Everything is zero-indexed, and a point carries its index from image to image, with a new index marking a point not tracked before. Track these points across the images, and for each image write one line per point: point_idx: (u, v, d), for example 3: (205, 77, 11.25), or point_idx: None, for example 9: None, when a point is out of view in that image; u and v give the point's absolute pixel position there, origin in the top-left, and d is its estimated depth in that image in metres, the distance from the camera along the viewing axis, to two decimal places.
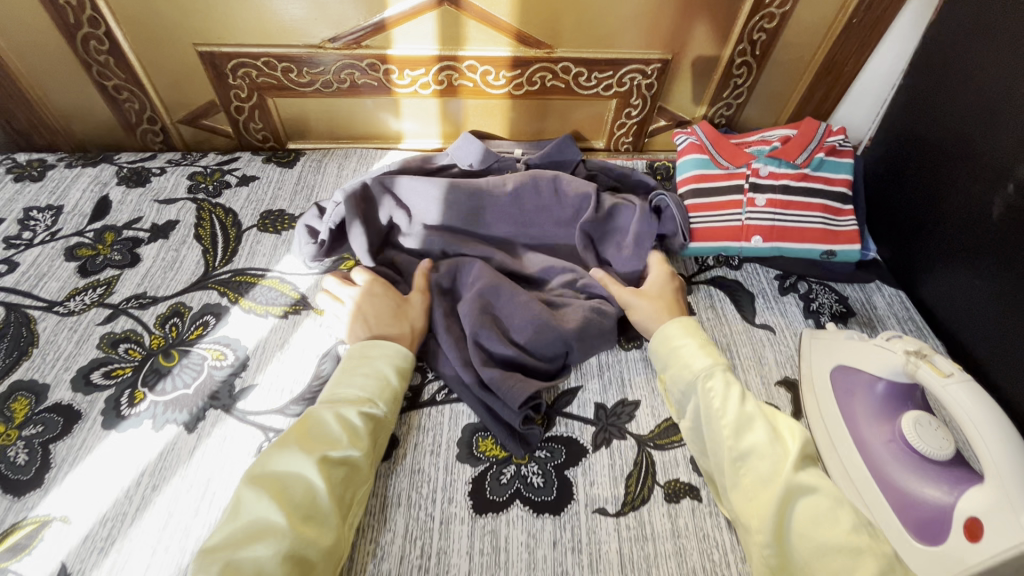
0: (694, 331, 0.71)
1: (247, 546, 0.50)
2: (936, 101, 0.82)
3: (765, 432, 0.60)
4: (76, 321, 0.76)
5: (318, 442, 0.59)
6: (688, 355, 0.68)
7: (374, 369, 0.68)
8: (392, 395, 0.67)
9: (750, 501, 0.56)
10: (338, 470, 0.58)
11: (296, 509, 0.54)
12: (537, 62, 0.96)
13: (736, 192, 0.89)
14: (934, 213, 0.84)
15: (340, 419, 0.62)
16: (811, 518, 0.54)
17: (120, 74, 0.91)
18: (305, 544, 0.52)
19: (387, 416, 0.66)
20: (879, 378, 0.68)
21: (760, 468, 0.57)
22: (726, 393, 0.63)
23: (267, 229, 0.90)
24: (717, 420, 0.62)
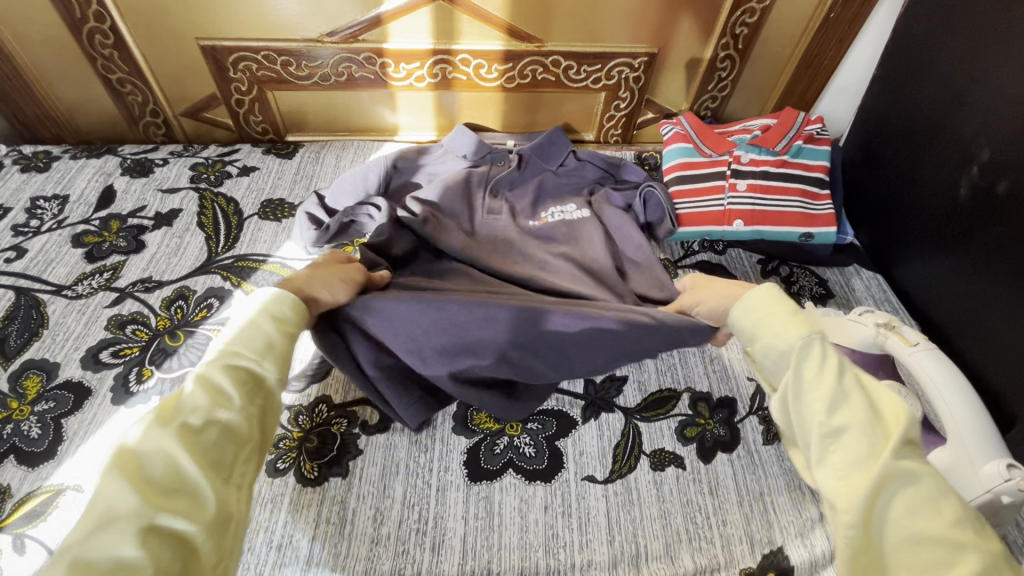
0: (783, 300, 0.59)
1: (94, 538, 0.40)
2: (908, 89, 0.86)
3: (864, 410, 0.51)
4: (84, 303, 0.79)
5: (179, 411, 0.48)
6: (778, 324, 0.57)
7: (248, 321, 0.56)
8: (270, 345, 0.55)
9: (840, 483, 0.48)
10: (208, 434, 0.48)
11: (156, 487, 0.44)
12: (529, 56, 0.99)
13: (718, 178, 0.93)
14: (907, 197, 0.88)
15: (207, 379, 0.51)
16: (909, 507, 0.46)
17: (123, 68, 0.94)
18: (168, 525, 0.42)
19: (267, 367, 0.54)
20: (851, 350, 0.71)
21: (856, 448, 0.49)
22: (817, 369, 0.53)
23: (268, 217, 0.93)
24: (807, 394, 0.53)
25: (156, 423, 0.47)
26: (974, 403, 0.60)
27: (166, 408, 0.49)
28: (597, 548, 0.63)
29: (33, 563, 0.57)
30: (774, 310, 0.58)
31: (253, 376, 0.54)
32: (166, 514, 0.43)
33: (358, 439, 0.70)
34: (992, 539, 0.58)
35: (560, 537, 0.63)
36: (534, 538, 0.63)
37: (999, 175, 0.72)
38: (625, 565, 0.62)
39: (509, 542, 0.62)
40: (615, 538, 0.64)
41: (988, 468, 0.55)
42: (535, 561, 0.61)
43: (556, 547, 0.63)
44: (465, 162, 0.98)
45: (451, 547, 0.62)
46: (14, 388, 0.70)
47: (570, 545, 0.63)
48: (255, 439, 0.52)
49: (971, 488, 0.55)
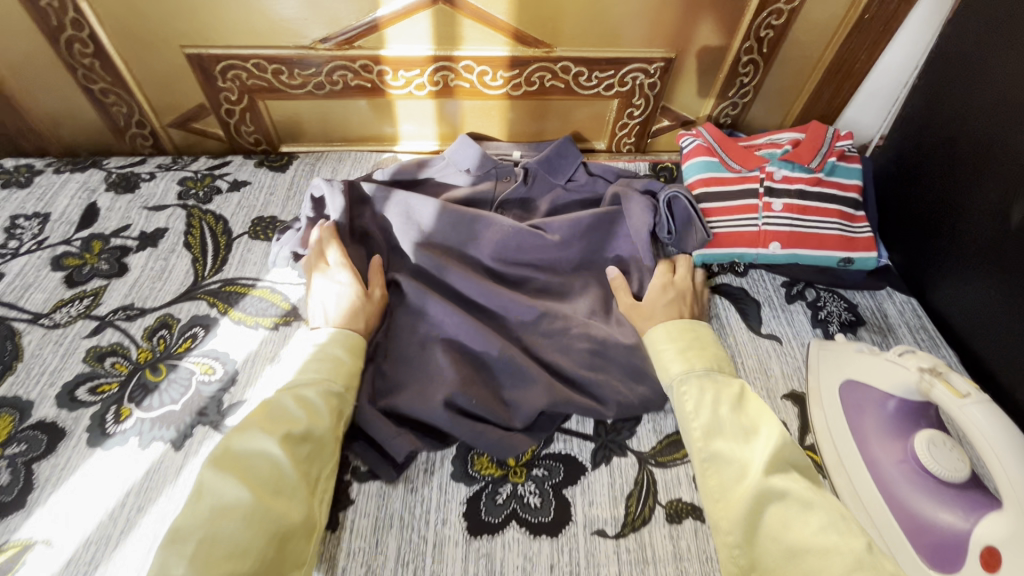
0: (678, 336, 0.69)
1: (213, 523, 0.49)
2: (955, 99, 0.78)
3: (734, 434, 0.58)
4: (62, 333, 0.74)
5: (276, 421, 0.58)
6: (666, 359, 0.67)
7: (330, 351, 0.67)
8: (339, 366, 0.66)
9: (722, 502, 0.54)
10: (304, 448, 0.57)
11: (263, 486, 0.53)
12: (536, 62, 0.93)
13: (751, 196, 0.86)
14: (950, 218, 0.80)
15: (300, 400, 0.61)
16: (780, 522, 0.50)
17: (106, 77, 0.89)
18: (276, 517, 0.51)
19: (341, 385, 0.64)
20: (891, 396, 0.66)
21: (726, 471, 0.56)
22: (701, 400, 0.61)
23: (258, 237, 0.88)
24: (689, 421, 0.61)
25: (263, 429, 0.56)
26: None
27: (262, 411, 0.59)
28: None
29: None
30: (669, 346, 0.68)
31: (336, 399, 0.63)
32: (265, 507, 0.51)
33: (349, 487, 0.65)
34: None
35: None
36: None
37: None
38: None
39: None
40: None
41: None
42: None
43: None
44: (468, 177, 0.93)
45: None
46: None
47: None
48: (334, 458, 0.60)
49: None
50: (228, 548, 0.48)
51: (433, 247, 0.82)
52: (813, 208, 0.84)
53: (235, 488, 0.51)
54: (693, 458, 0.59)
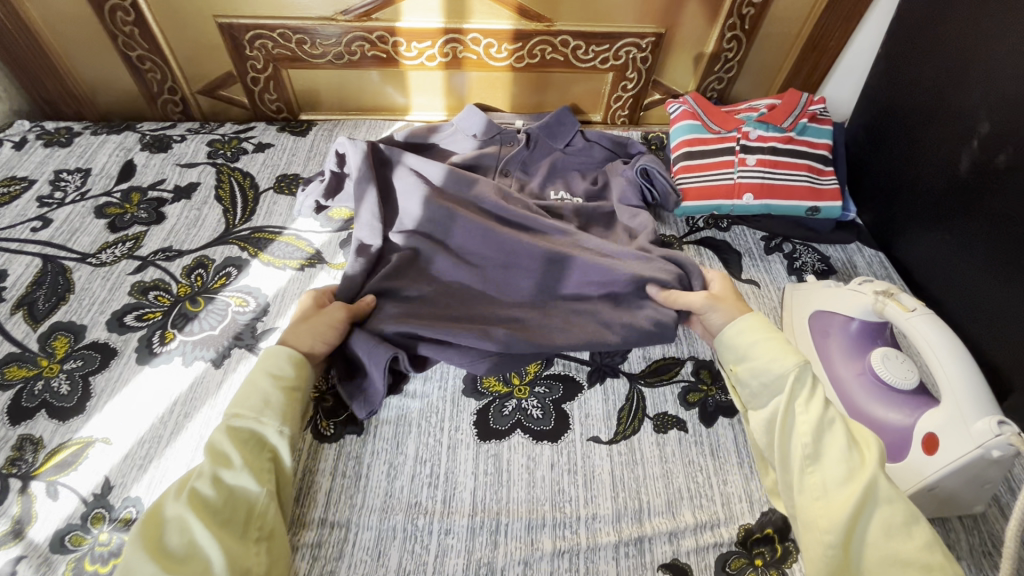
0: (772, 329, 0.70)
1: None
2: (912, 65, 0.87)
3: (844, 438, 0.60)
4: (109, 270, 0.82)
5: (189, 481, 0.56)
6: (772, 351, 0.66)
7: (249, 383, 0.64)
8: (267, 404, 0.62)
9: (822, 503, 0.57)
10: (215, 502, 0.55)
11: (174, 557, 0.51)
12: (538, 35, 1.01)
13: (728, 153, 0.95)
14: (909, 174, 0.89)
15: (210, 448, 0.59)
16: (883, 531, 0.55)
17: (143, 45, 0.97)
18: None
19: (265, 423, 0.61)
20: (852, 318, 0.74)
21: (832, 473, 0.58)
22: (808, 397, 0.63)
23: (283, 192, 0.95)
24: (798, 416, 0.62)
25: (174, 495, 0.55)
26: (970, 364, 0.62)
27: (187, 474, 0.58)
28: (602, 503, 0.65)
29: (66, 508, 0.61)
30: (766, 337, 0.68)
31: (256, 435, 0.61)
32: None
33: None
34: (983, 496, 0.60)
35: (566, 493, 0.66)
36: (541, 492, 0.66)
37: (999, 148, 0.73)
38: (628, 518, 0.64)
39: (517, 496, 0.65)
40: (619, 494, 0.66)
41: (979, 424, 0.57)
42: (542, 513, 0.64)
43: (562, 502, 0.65)
44: (475, 142, 1.01)
45: (462, 500, 0.65)
46: (43, 347, 0.73)
47: (576, 501, 0.65)
48: (267, 497, 0.58)
49: (963, 442, 0.57)
50: None
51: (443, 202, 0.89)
52: (784, 162, 0.93)
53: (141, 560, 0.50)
54: (790, 457, 0.61)
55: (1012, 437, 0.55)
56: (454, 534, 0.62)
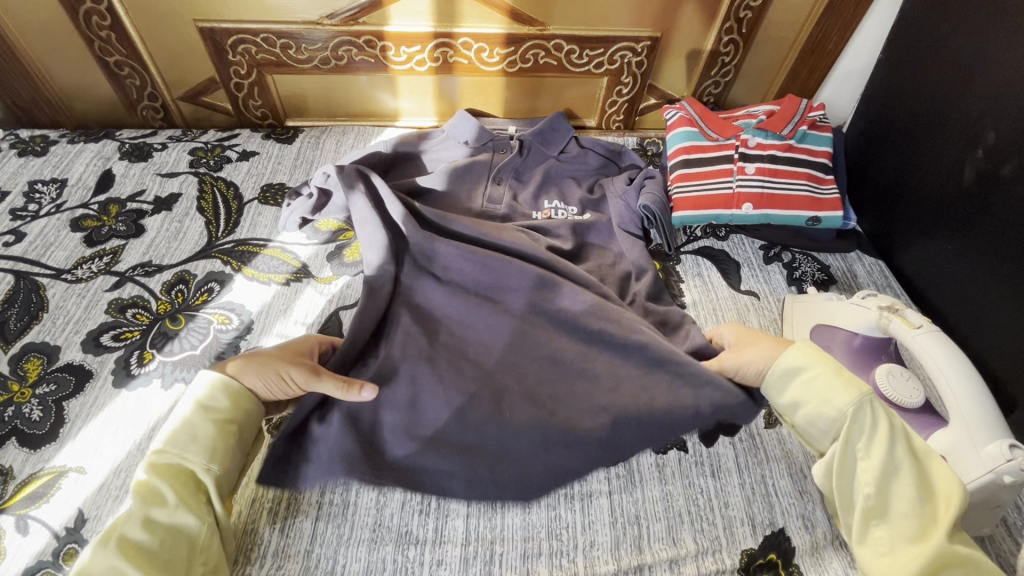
0: (826, 360, 0.62)
1: None
2: (914, 71, 0.86)
3: (914, 489, 0.54)
4: (84, 287, 0.78)
5: (117, 525, 0.52)
6: (825, 389, 0.59)
7: (175, 413, 0.58)
8: (193, 439, 0.57)
9: (884, 559, 0.53)
10: (153, 547, 0.51)
11: None
12: (531, 39, 0.98)
13: (726, 161, 0.93)
14: (910, 182, 0.87)
15: (138, 489, 0.54)
16: None
17: (121, 50, 0.93)
18: None
19: (194, 458, 0.56)
20: (855, 334, 0.72)
21: (898, 528, 0.53)
22: (868, 441, 0.56)
23: (268, 202, 0.92)
24: (858, 464, 0.56)
25: (99, 542, 0.50)
26: (978, 385, 0.60)
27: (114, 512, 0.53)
28: (600, 530, 0.63)
29: (36, 543, 0.57)
30: (820, 373, 0.60)
31: (186, 473, 0.56)
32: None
33: None
34: (992, 521, 0.58)
35: (562, 519, 0.64)
36: (536, 519, 0.63)
37: (1005, 158, 0.71)
38: (627, 545, 0.62)
39: (511, 523, 0.63)
40: (617, 520, 0.64)
41: (989, 447, 0.55)
42: (538, 541, 0.62)
43: (558, 529, 0.63)
44: (467, 149, 0.98)
45: (454, 529, 0.62)
46: (15, 370, 0.70)
47: (572, 527, 0.63)
48: (207, 532, 0.54)
49: (973, 467, 0.56)
50: None
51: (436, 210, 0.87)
52: (784, 171, 0.91)
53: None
54: (854, 506, 0.56)
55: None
56: (446, 566, 0.60)
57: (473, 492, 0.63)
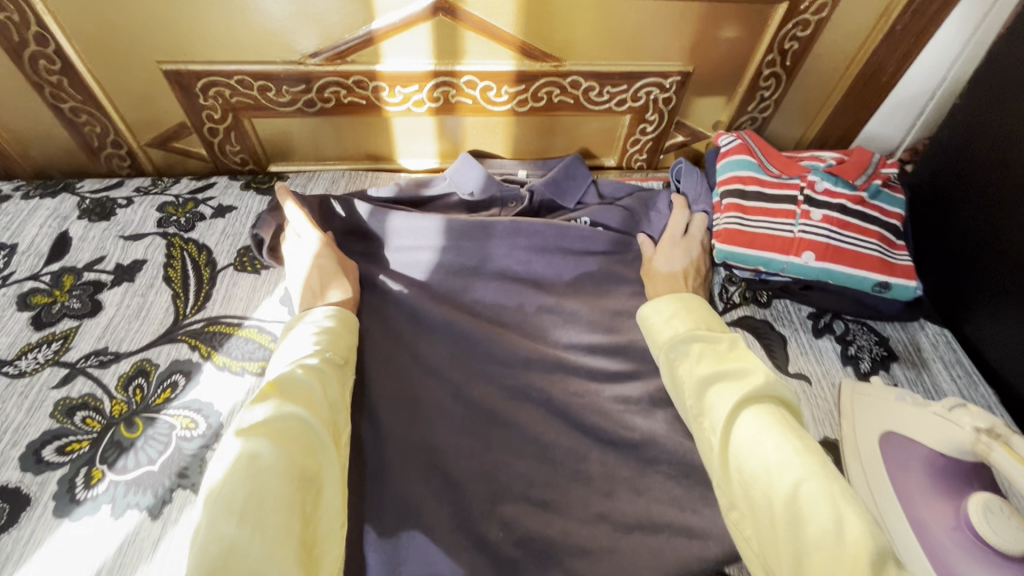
0: (672, 299, 0.71)
1: (252, 480, 0.47)
2: (1007, 121, 0.73)
3: (719, 388, 0.59)
4: (28, 383, 0.67)
5: (292, 388, 0.57)
6: (656, 328, 0.69)
7: (330, 327, 0.67)
8: (346, 344, 0.66)
9: (705, 448, 0.58)
10: (320, 407, 0.57)
11: (294, 443, 0.52)
12: (544, 77, 0.86)
13: (789, 201, 0.78)
14: (998, 248, 0.74)
15: (308, 365, 0.60)
16: (750, 447, 0.53)
17: (76, 96, 0.82)
18: (302, 469, 0.50)
19: (346, 360, 0.65)
20: (940, 454, 0.60)
21: (711, 419, 0.58)
22: (687, 361, 0.63)
23: (245, 269, 0.81)
24: (681, 382, 0.63)
25: (282, 396, 0.55)
26: None
27: (281, 382, 0.57)
28: None
29: None
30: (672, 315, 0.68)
31: (338, 365, 0.63)
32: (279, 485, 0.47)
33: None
34: None
35: None
36: None
37: None
38: None
39: None
40: None
41: None
42: None
43: None
44: (471, 200, 0.88)
45: None
46: None
47: None
48: (345, 422, 0.60)
49: None
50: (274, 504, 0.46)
51: (431, 296, 0.79)
52: (855, 224, 0.76)
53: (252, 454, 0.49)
54: (686, 412, 0.62)
55: None
56: None
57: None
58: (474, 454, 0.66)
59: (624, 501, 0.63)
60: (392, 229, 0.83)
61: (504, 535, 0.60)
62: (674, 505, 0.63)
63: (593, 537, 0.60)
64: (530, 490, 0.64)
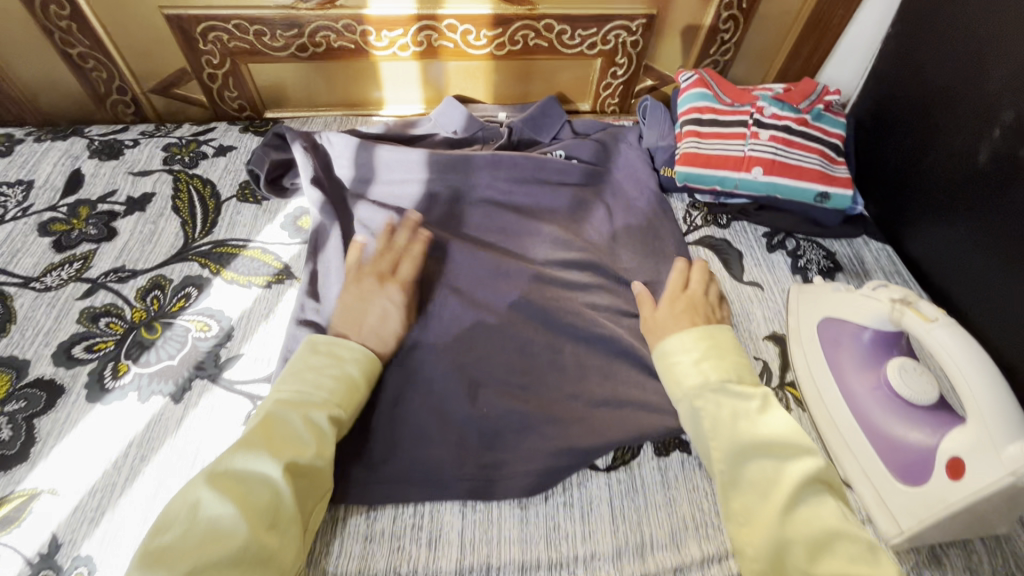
0: (696, 336, 0.65)
1: (200, 552, 0.47)
2: (929, 48, 0.81)
3: (762, 464, 0.55)
4: (54, 295, 0.74)
5: (278, 436, 0.56)
6: (680, 371, 0.64)
7: (340, 372, 0.63)
8: (352, 391, 0.62)
9: (747, 521, 0.53)
10: (301, 478, 0.55)
11: (260, 516, 0.50)
12: (519, 20, 0.93)
13: (740, 125, 0.90)
14: (923, 162, 0.83)
15: (307, 419, 0.58)
16: (811, 548, 0.49)
17: (84, 42, 0.89)
18: (265, 559, 0.49)
19: (347, 415, 0.61)
20: (864, 328, 0.69)
21: (751, 501, 0.54)
22: (716, 419, 0.58)
23: (247, 200, 0.88)
24: (707, 438, 0.59)
25: (264, 454, 0.53)
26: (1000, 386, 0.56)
27: (271, 435, 0.55)
28: (602, 539, 0.60)
29: (9, 572, 0.54)
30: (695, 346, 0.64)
31: (337, 423, 0.60)
32: (205, 548, 0.47)
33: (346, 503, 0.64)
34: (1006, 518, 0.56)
35: (562, 529, 0.61)
36: (534, 529, 0.61)
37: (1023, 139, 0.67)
38: (629, 555, 0.59)
39: (509, 535, 0.60)
40: (619, 527, 0.61)
41: (1011, 449, 0.52)
42: (537, 553, 0.59)
43: (558, 540, 0.60)
44: (455, 138, 0.95)
45: (450, 542, 0.60)
46: None
47: (572, 537, 0.60)
48: (327, 489, 0.57)
49: (994, 469, 0.52)
50: None
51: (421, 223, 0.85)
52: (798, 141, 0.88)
53: (208, 501, 0.50)
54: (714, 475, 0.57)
55: None
56: None
57: (460, 479, 0.63)
58: (461, 349, 0.72)
59: (594, 384, 0.71)
60: (380, 163, 0.88)
61: (487, 411, 0.68)
62: (639, 385, 0.71)
63: (565, 411, 0.68)
64: (511, 377, 0.71)
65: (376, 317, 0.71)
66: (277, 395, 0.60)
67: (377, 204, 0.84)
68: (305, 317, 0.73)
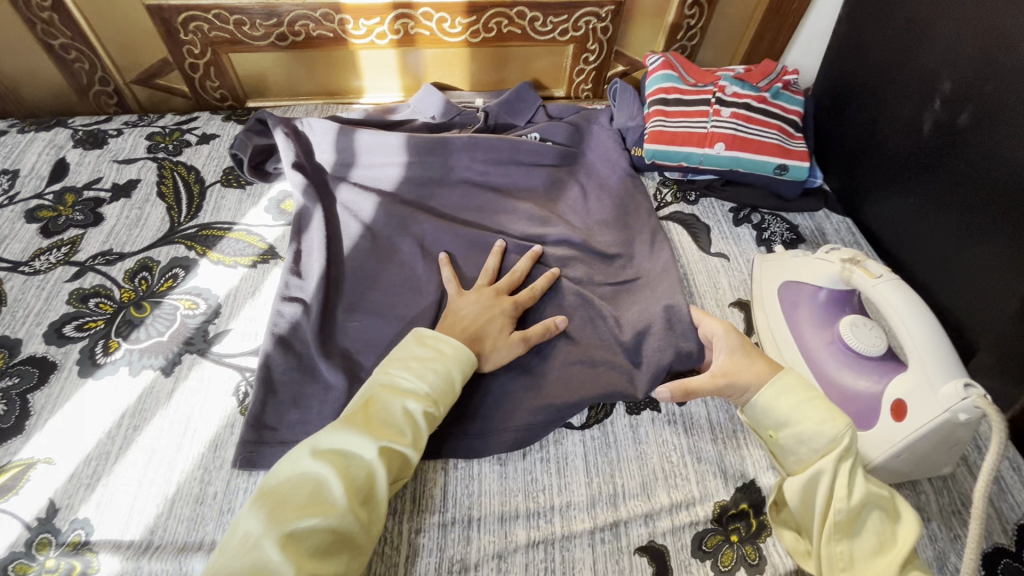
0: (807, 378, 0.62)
1: (298, 514, 0.49)
2: (874, 29, 0.86)
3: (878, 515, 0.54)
4: (43, 279, 0.76)
5: (381, 422, 0.56)
6: (805, 409, 0.59)
7: (442, 371, 0.61)
8: (449, 389, 0.61)
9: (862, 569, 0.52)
10: (394, 459, 0.55)
11: (357, 491, 0.52)
12: (492, 7, 0.96)
13: (703, 103, 0.95)
14: (875, 135, 0.87)
15: (406, 411, 0.57)
16: None
17: (66, 33, 0.91)
18: (353, 534, 0.50)
19: (441, 410, 0.60)
20: (820, 288, 0.74)
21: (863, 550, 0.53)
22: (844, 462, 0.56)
23: (231, 185, 0.90)
24: (835, 479, 0.55)
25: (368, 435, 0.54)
26: (937, 332, 0.61)
27: (373, 422, 0.56)
28: (576, 490, 0.64)
29: (8, 536, 0.57)
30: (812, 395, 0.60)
31: (433, 415, 0.59)
32: (308, 517, 0.48)
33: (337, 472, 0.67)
34: (949, 455, 0.61)
35: (539, 482, 0.64)
36: (513, 483, 0.64)
37: (961, 107, 0.72)
38: (602, 504, 0.63)
39: (489, 489, 0.63)
40: (593, 479, 0.65)
41: (947, 388, 0.56)
42: (515, 505, 0.62)
43: (535, 492, 0.64)
44: (434, 123, 0.99)
45: (432, 498, 0.62)
46: None
47: (549, 489, 0.64)
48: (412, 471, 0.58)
49: (932, 407, 0.57)
50: (314, 547, 0.47)
51: (400, 204, 0.87)
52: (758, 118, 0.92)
53: (312, 472, 0.52)
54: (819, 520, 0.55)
55: (979, 400, 0.54)
56: (425, 533, 0.60)
57: (443, 440, 0.66)
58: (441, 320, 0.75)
59: (570, 349, 0.74)
60: (361, 147, 0.91)
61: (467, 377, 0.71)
62: (612, 349, 0.74)
63: (540, 372, 0.72)
64: None
65: (501, 328, 0.70)
66: (378, 377, 0.60)
67: (359, 187, 0.88)
68: (290, 293, 0.76)
